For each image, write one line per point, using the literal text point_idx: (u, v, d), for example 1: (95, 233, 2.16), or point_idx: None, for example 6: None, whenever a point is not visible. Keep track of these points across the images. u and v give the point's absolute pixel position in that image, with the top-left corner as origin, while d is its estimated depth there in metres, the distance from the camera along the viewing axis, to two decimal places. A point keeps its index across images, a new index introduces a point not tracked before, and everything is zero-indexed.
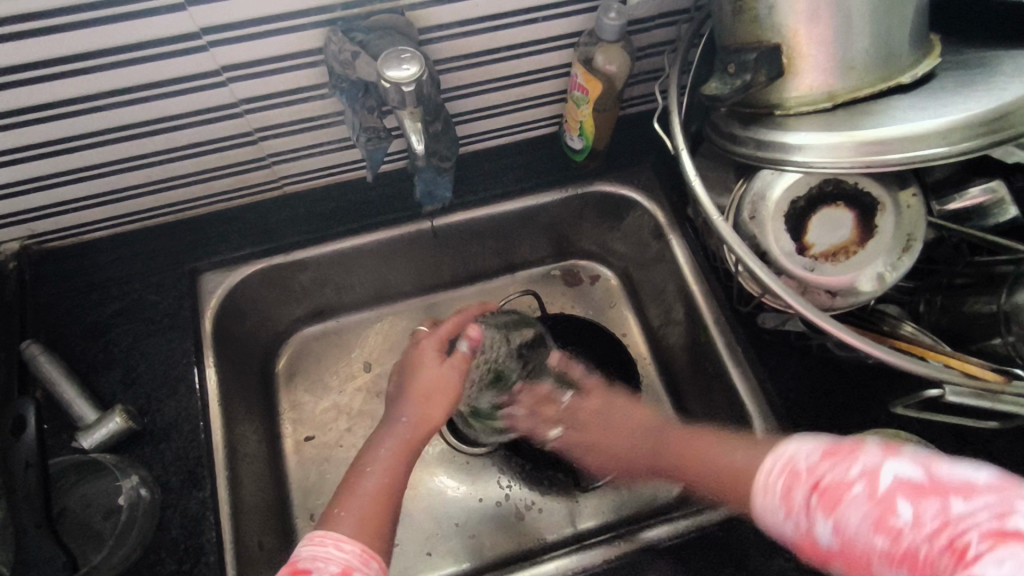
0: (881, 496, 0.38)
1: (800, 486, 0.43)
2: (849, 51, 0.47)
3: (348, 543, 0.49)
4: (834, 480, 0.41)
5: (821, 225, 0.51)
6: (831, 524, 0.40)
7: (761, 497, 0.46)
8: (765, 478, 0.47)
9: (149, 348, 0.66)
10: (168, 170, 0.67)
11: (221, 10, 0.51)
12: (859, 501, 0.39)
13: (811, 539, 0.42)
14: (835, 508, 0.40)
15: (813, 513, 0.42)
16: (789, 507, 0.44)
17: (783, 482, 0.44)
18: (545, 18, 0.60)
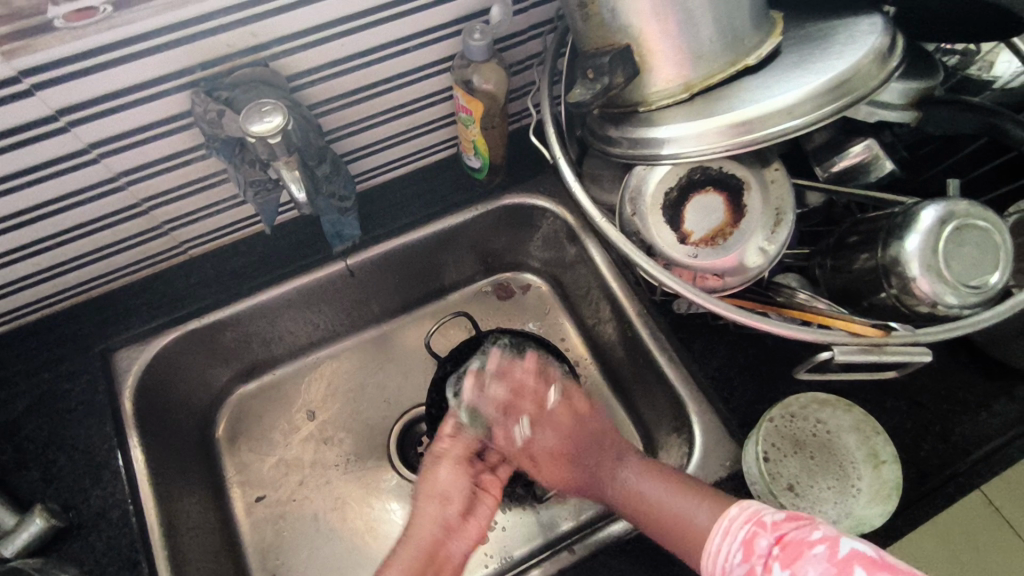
0: (840, 558, 0.43)
1: (765, 535, 0.48)
2: (695, 43, 0.49)
3: None
4: (794, 540, 0.46)
5: (695, 212, 0.53)
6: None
7: (717, 538, 0.51)
8: (728, 522, 0.52)
9: (68, 439, 0.64)
10: (58, 255, 0.64)
11: (76, 89, 0.49)
12: (819, 558, 0.44)
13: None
14: (794, 562, 0.45)
15: (772, 565, 0.46)
16: (751, 554, 0.48)
17: (747, 532, 0.50)
18: (414, 47, 0.61)
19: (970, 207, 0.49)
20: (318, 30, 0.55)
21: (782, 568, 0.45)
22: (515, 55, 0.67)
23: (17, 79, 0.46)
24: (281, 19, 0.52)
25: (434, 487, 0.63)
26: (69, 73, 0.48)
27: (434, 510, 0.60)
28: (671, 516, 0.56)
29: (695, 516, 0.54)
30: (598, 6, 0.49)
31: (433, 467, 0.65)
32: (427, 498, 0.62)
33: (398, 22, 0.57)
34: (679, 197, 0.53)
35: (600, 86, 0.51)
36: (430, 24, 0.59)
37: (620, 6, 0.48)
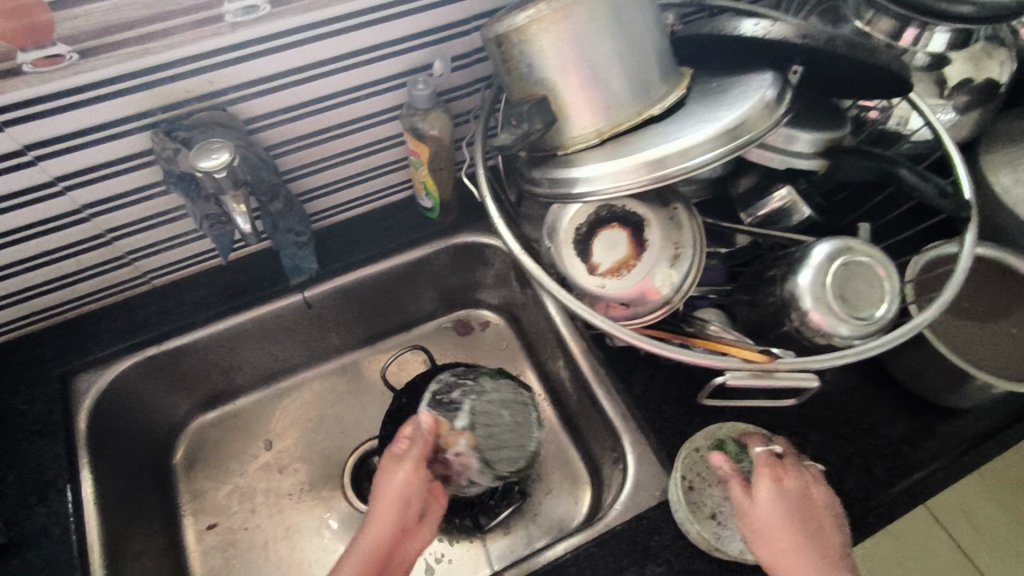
0: None
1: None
2: (604, 94, 0.54)
3: None
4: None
5: (601, 245, 0.56)
6: None
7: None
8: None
9: (18, 458, 0.66)
10: (25, 281, 0.68)
11: (44, 127, 0.54)
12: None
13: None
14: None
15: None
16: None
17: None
18: (364, 96, 0.67)
19: (857, 245, 0.53)
20: (273, 78, 0.60)
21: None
22: (461, 104, 0.73)
23: None
24: (238, 69, 0.58)
25: (390, 488, 0.58)
26: (37, 112, 0.53)
27: (387, 510, 0.57)
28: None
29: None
30: (517, 62, 0.54)
31: (393, 478, 0.59)
32: (383, 510, 0.57)
33: (348, 72, 0.63)
34: (587, 232, 0.58)
35: (522, 131, 0.55)
36: (378, 75, 0.65)
37: (536, 61, 0.53)
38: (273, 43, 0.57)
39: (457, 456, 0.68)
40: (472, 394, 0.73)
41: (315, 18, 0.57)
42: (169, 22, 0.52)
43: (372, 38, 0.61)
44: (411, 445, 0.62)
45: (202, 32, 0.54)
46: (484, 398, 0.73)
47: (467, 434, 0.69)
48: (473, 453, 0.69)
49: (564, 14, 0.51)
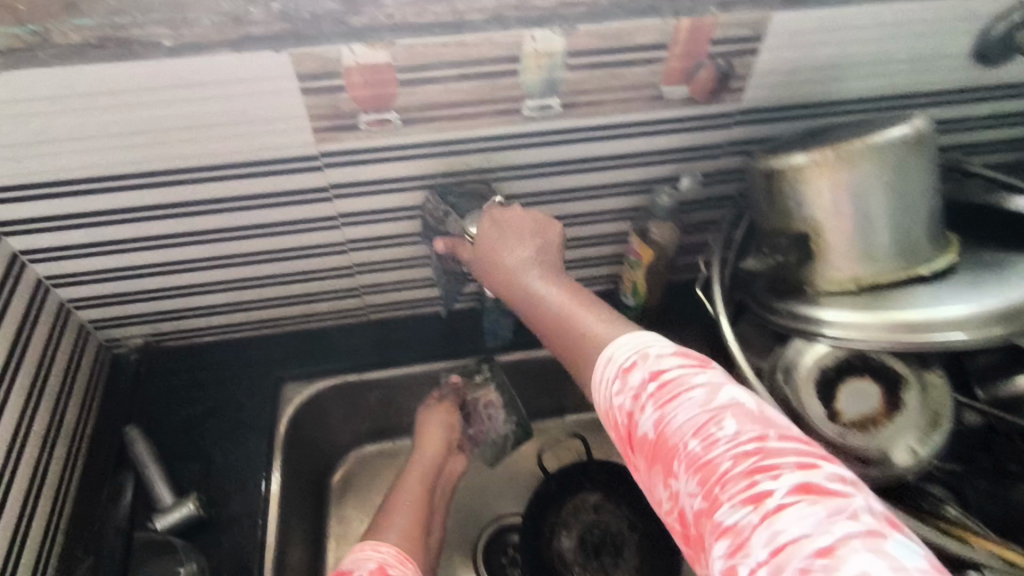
0: (714, 410, 0.42)
1: (640, 370, 0.47)
2: (868, 243, 0.54)
3: (384, 547, 0.66)
4: (677, 378, 0.45)
5: (849, 394, 0.58)
6: (659, 415, 0.44)
7: (603, 368, 0.49)
8: (610, 351, 0.50)
9: (228, 444, 0.74)
10: (275, 292, 0.77)
11: (350, 173, 0.64)
12: (691, 403, 0.43)
13: (630, 421, 0.46)
14: (665, 404, 0.44)
15: (643, 401, 0.45)
16: (626, 384, 0.47)
17: (626, 361, 0.48)
18: (607, 195, 0.72)
19: None
20: (537, 167, 0.67)
21: (652, 408, 0.44)
22: (689, 216, 0.76)
23: (316, 158, 0.61)
24: (515, 152, 0.65)
25: (428, 430, 0.79)
26: (351, 160, 0.62)
27: (430, 442, 0.79)
28: (584, 350, 0.53)
29: (597, 340, 0.52)
30: (785, 197, 0.56)
31: (429, 436, 0.79)
32: (427, 441, 0.79)
33: (600, 172, 0.69)
34: (834, 379, 0.59)
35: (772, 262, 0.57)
36: (625, 179, 0.70)
37: (808, 200, 0.55)
38: (550, 138, 0.64)
39: (486, 406, 0.82)
40: (494, 371, 0.81)
41: (594, 122, 0.63)
42: (474, 109, 0.60)
43: (632, 146, 0.67)
44: (440, 402, 0.82)
45: (500, 120, 0.61)
46: (496, 376, 0.81)
47: (489, 393, 0.81)
48: (499, 404, 0.82)
49: (850, 163, 0.53)
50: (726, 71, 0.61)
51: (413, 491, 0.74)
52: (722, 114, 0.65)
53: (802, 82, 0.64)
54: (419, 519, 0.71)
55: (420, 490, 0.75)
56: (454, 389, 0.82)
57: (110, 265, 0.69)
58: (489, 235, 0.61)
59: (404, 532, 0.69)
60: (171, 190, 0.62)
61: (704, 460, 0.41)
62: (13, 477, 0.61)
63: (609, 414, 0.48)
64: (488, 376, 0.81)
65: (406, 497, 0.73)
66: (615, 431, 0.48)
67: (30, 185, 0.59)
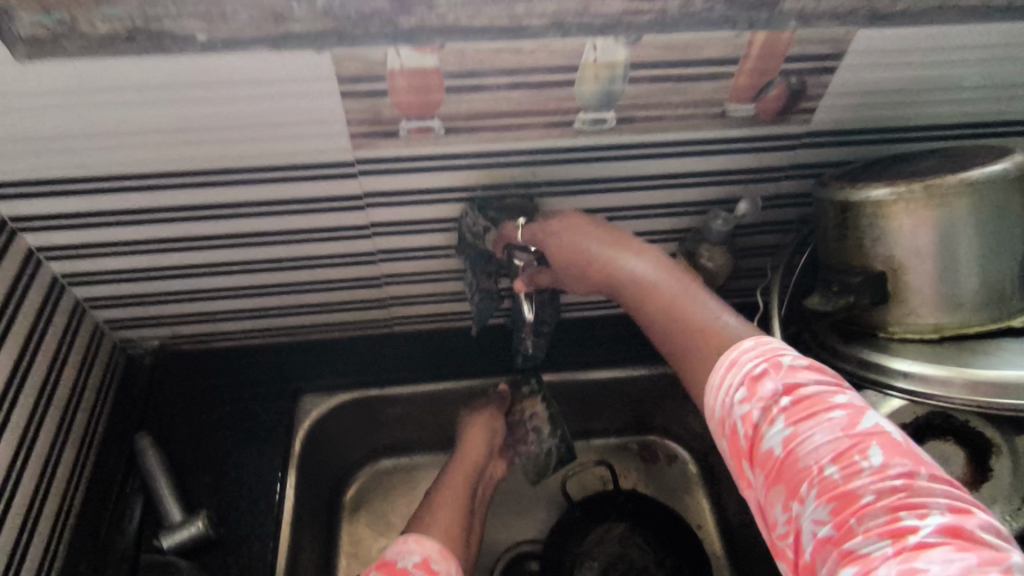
0: (857, 432, 0.41)
1: (772, 380, 0.45)
2: (954, 290, 0.49)
3: (426, 542, 0.60)
4: (814, 396, 0.43)
5: (929, 458, 0.55)
6: (794, 432, 0.42)
7: (722, 373, 0.48)
8: (738, 354, 0.48)
9: (242, 457, 0.70)
10: (299, 299, 0.73)
11: (386, 182, 0.60)
12: (831, 424, 0.41)
13: (753, 433, 0.44)
14: (799, 421, 0.42)
15: (774, 414, 0.43)
16: (753, 394, 0.45)
17: (756, 368, 0.46)
18: (656, 215, 0.67)
19: None
20: (584, 184, 0.62)
21: (784, 422, 0.43)
22: (741, 241, 0.71)
23: (351, 164, 0.58)
24: (563, 167, 0.61)
25: (471, 433, 0.74)
26: (389, 168, 0.59)
27: (472, 446, 0.73)
28: (708, 345, 0.51)
29: (726, 337, 0.51)
30: (861, 233, 0.51)
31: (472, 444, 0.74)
32: (468, 446, 0.73)
33: (651, 191, 0.64)
34: (912, 438, 0.55)
35: (843, 302, 0.52)
36: (676, 199, 0.66)
37: (886, 238, 0.50)
38: (602, 154, 0.60)
39: (531, 418, 0.76)
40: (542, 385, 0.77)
41: (650, 139, 0.59)
42: (522, 119, 0.55)
43: (688, 165, 0.62)
44: (484, 406, 0.76)
45: (549, 132, 0.57)
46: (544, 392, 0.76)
47: (535, 405, 0.76)
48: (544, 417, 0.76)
49: (939, 203, 0.47)
50: (798, 90, 0.56)
51: (455, 488, 0.69)
52: (788, 135, 0.60)
53: (879, 105, 0.59)
54: (458, 517, 0.66)
55: (459, 492, 0.69)
56: (501, 395, 0.76)
57: (129, 265, 0.65)
58: (559, 247, 0.58)
59: (447, 531, 0.64)
60: (197, 191, 0.58)
61: (843, 487, 0.39)
62: (16, 488, 0.58)
63: (724, 420, 0.47)
64: (537, 389, 0.76)
65: (445, 496, 0.68)
66: (728, 439, 0.46)
67: (50, 181, 0.56)
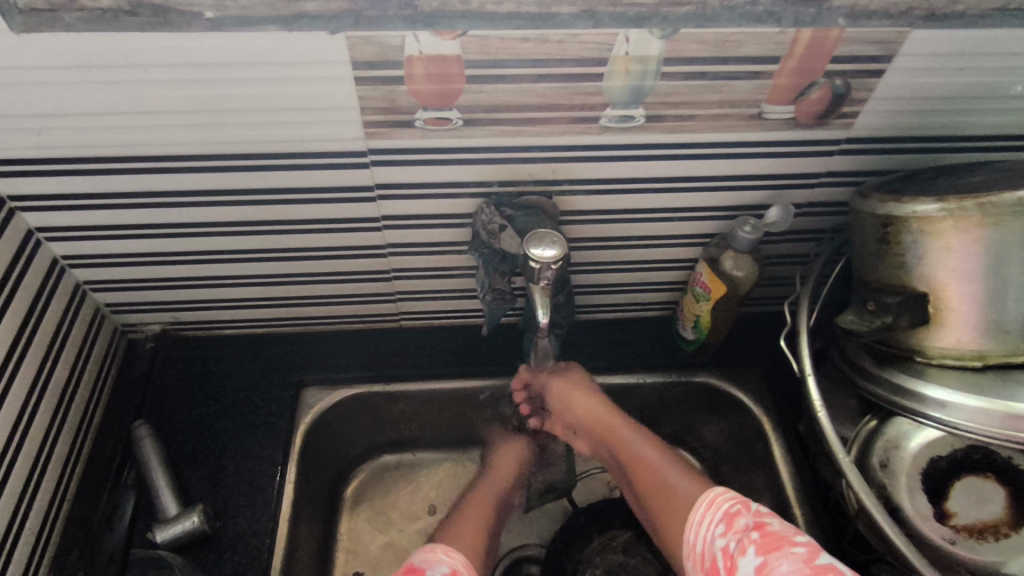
0: (817, 564, 0.44)
1: (746, 517, 0.50)
2: (1001, 315, 0.46)
3: (453, 553, 0.57)
4: (780, 532, 0.48)
5: (964, 495, 0.50)
6: (763, 560, 0.46)
7: (701, 511, 0.54)
8: (715, 495, 0.54)
9: (241, 451, 0.68)
10: (306, 290, 0.71)
11: (399, 173, 0.57)
12: (795, 556, 0.46)
13: (730, 562, 0.48)
14: (768, 551, 0.47)
15: (745, 545, 0.48)
16: (729, 528, 0.51)
17: (731, 507, 0.52)
18: (680, 218, 0.64)
19: None
20: (608, 183, 0.59)
21: (755, 553, 0.47)
22: (768, 248, 0.68)
23: (364, 154, 0.55)
24: (586, 165, 0.57)
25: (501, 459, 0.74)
26: (402, 159, 0.56)
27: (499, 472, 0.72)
28: (668, 503, 0.58)
29: (682, 496, 0.57)
30: (903, 250, 0.48)
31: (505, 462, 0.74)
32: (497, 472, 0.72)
33: (677, 193, 0.61)
34: (947, 473, 0.50)
35: (881, 322, 0.49)
36: (703, 204, 0.62)
37: (930, 257, 0.47)
38: (628, 152, 0.56)
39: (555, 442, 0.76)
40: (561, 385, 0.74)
41: (680, 139, 0.55)
42: (546, 113, 0.52)
43: (717, 168, 0.59)
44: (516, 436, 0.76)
45: (574, 128, 0.54)
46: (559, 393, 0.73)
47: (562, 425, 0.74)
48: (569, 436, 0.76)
49: (993, 222, 0.44)
50: (842, 93, 0.53)
51: (479, 508, 0.67)
52: (827, 140, 0.57)
53: (925, 112, 0.55)
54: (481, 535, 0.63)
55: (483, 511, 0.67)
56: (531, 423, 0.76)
57: (132, 249, 0.63)
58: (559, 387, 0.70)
59: (471, 542, 0.61)
60: (202, 176, 0.56)
61: None
62: (8, 473, 0.56)
63: (704, 553, 0.52)
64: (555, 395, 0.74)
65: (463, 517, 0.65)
66: (708, 572, 0.51)
67: (51, 160, 0.53)
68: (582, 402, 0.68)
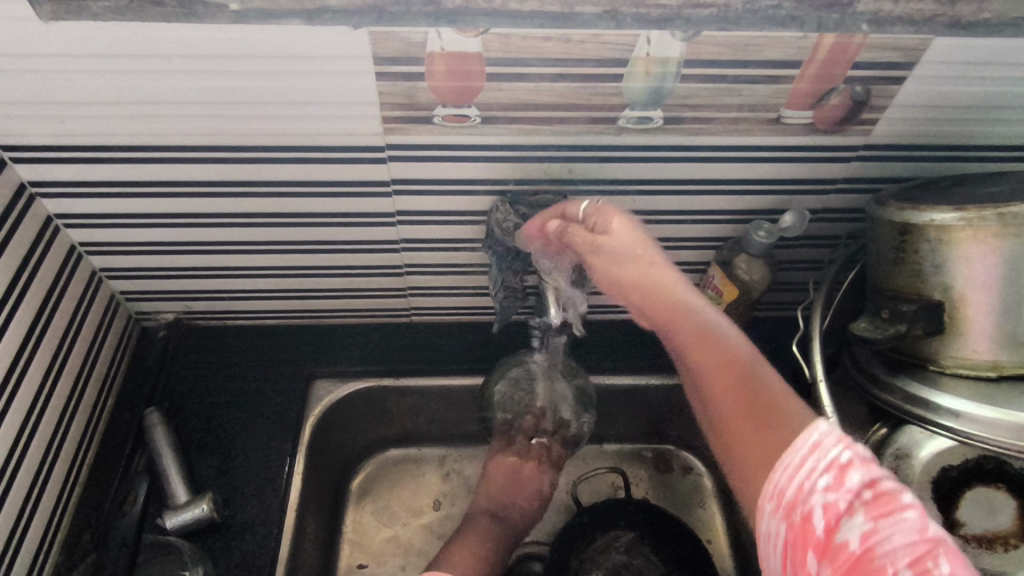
0: (930, 537, 0.35)
1: (858, 471, 0.38)
2: (1020, 326, 0.46)
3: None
4: (889, 490, 0.37)
5: (973, 506, 0.50)
6: (869, 526, 0.36)
7: (798, 449, 0.40)
8: (816, 434, 0.40)
9: (251, 440, 0.69)
10: (319, 282, 0.71)
11: (416, 169, 0.57)
12: (909, 526, 0.35)
13: (828, 519, 0.37)
14: (880, 516, 0.36)
15: (843, 501, 0.37)
16: (838, 483, 0.38)
17: (841, 455, 0.39)
18: (694, 221, 0.64)
19: None
20: (623, 184, 0.59)
21: (862, 514, 0.36)
22: (781, 253, 0.68)
23: (381, 149, 0.55)
24: (602, 166, 0.57)
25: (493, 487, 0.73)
26: (419, 155, 0.56)
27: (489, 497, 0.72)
28: (760, 426, 0.44)
29: (787, 420, 0.43)
30: (919, 258, 0.48)
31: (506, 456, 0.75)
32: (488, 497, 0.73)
33: (692, 196, 0.61)
34: (957, 483, 0.50)
35: (894, 330, 0.48)
36: (718, 207, 0.62)
37: (947, 266, 0.46)
38: (644, 153, 0.56)
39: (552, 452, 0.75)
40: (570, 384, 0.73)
41: (697, 141, 0.55)
42: (564, 113, 0.52)
43: (734, 171, 0.59)
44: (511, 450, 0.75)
45: (591, 128, 0.54)
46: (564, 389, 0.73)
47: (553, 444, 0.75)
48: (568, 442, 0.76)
49: (1011, 232, 0.44)
50: (861, 99, 0.52)
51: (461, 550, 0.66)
52: (845, 146, 0.56)
53: (946, 120, 0.55)
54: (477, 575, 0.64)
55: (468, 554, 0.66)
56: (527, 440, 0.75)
57: (148, 238, 0.64)
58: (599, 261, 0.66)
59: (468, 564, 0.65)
60: (220, 167, 0.56)
61: None
62: (22, 456, 0.57)
63: (790, 504, 0.39)
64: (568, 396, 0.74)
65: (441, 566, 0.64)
66: (791, 526, 0.38)
67: (72, 148, 0.54)
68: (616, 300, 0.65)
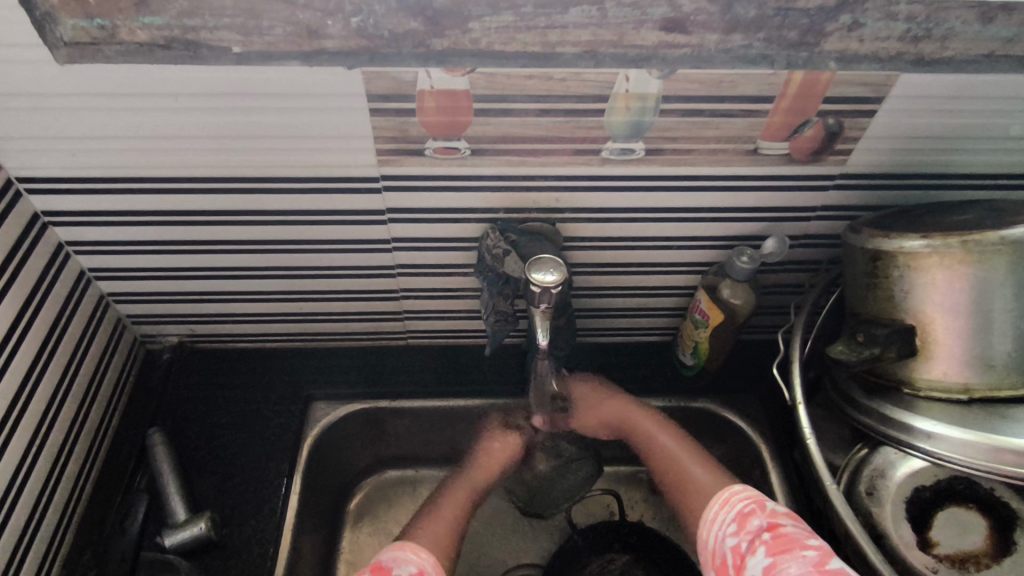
0: (823, 568, 0.47)
1: (760, 518, 0.54)
2: (987, 350, 0.47)
3: (424, 552, 0.58)
4: (790, 536, 0.51)
5: (946, 525, 0.52)
6: (771, 560, 0.50)
7: (715, 508, 0.58)
8: (729, 495, 0.58)
9: (250, 461, 0.70)
10: (317, 306, 0.73)
11: (410, 198, 0.60)
12: (805, 560, 0.48)
13: (738, 561, 0.52)
14: (777, 553, 0.50)
15: (755, 545, 0.52)
16: (741, 528, 0.54)
17: (745, 507, 0.55)
18: (679, 247, 0.66)
19: None
20: (608, 212, 0.62)
21: (764, 553, 0.50)
22: (765, 277, 0.70)
23: (376, 180, 0.58)
24: (588, 195, 0.60)
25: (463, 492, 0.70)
26: (412, 186, 0.59)
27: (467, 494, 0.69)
28: (684, 494, 0.65)
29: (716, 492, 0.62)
30: (891, 284, 0.50)
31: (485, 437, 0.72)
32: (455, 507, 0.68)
33: (677, 223, 0.63)
34: (929, 505, 0.52)
35: (869, 353, 0.50)
36: (701, 234, 0.64)
37: (915, 291, 0.48)
38: (628, 183, 0.59)
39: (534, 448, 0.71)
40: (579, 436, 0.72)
41: (678, 171, 0.58)
42: (549, 145, 0.55)
43: (715, 200, 0.61)
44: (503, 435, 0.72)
45: (577, 159, 0.56)
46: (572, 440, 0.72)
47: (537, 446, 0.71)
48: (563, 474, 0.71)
49: (976, 259, 0.46)
50: (835, 131, 0.55)
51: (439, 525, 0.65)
52: (821, 175, 0.59)
53: (917, 151, 0.57)
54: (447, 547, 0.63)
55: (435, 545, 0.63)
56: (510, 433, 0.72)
57: (155, 264, 0.66)
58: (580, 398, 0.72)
59: (438, 541, 0.63)
60: (223, 196, 0.59)
61: None
62: (28, 474, 0.58)
63: (715, 550, 0.55)
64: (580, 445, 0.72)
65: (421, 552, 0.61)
66: (717, 568, 0.54)
67: (85, 179, 0.57)
68: (588, 410, 0.72)
